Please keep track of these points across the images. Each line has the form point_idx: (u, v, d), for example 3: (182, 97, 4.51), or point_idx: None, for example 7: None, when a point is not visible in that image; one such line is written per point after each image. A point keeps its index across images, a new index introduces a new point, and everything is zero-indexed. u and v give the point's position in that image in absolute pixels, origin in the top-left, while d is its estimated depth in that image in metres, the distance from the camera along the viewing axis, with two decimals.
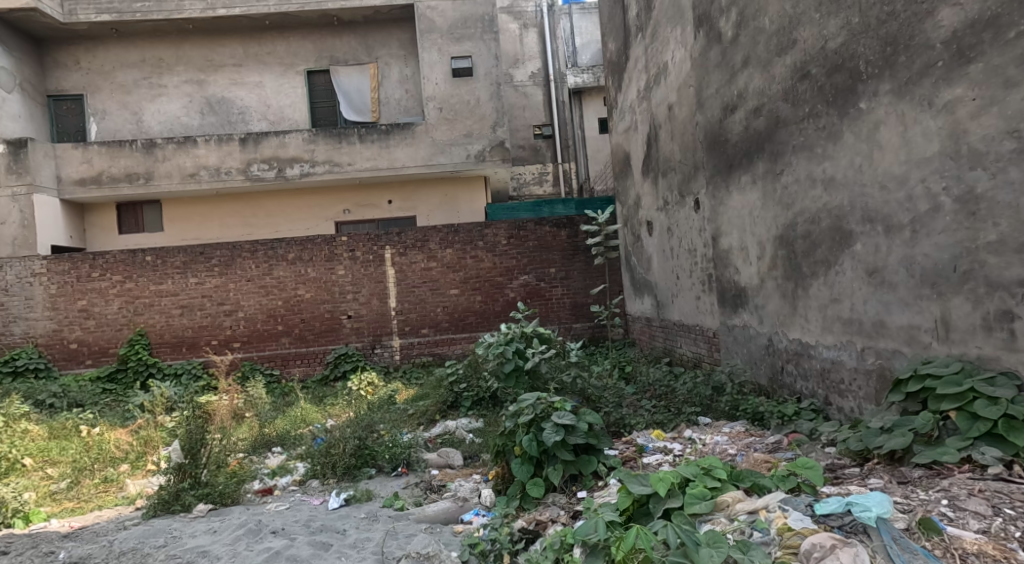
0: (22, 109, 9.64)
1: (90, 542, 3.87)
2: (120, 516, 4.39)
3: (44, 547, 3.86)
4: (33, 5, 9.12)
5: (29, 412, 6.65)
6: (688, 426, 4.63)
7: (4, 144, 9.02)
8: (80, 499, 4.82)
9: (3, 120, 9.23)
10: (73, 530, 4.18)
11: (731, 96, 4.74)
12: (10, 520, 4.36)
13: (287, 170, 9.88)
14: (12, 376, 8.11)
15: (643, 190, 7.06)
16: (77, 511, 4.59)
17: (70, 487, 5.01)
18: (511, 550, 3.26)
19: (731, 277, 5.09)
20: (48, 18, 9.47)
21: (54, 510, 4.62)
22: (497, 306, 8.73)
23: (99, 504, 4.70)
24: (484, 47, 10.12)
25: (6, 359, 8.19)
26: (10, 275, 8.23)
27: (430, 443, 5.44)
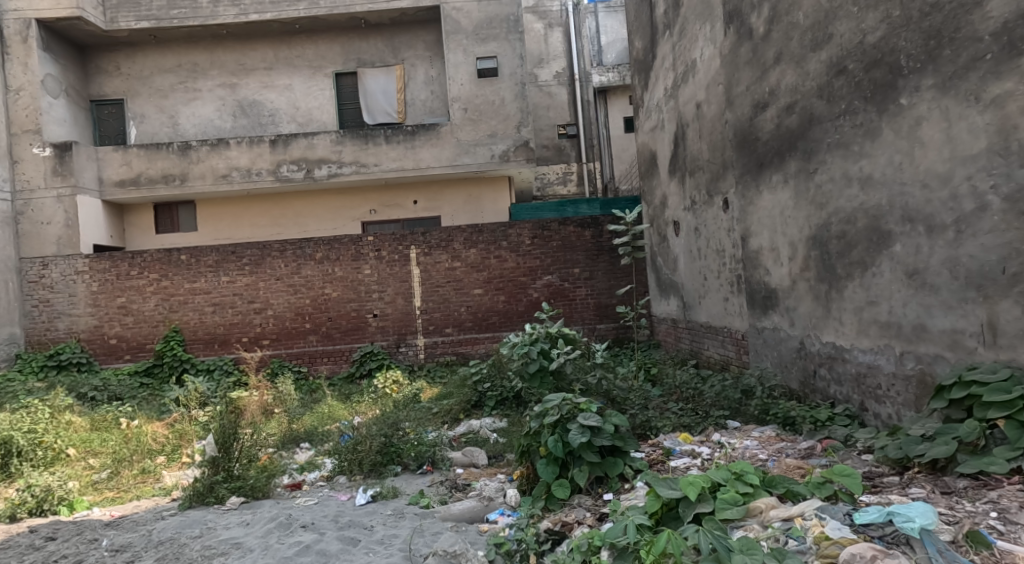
0: (67, 114, 9.96)
1: (130, 531, 3.96)
2: (157, 507, 4.48)
3: (88, 534, 3.96)
4: (78, 14, 9.39)
5: (73, 405, 6.86)
6: (716, 429, 4.56)
7: (50, 148, 9.28)
8: (119, 489, 4.93)
9: (50, 125, 9.50)
10: (114, 518, 4.28)
11: (763, 94, 4.64)
12: (55, 508, 4.49)
13: (315, 171, 10.00)
14: (57, 369, 8.46)
15: (670, 190, 6.97)
16: (117, 501, 4.70)
17: (111, 477, 5.14)
18: (537, 551, 3.23)
19: (762, 278, 4.98)
20: (92, 26, 9.73)
21: (96, 499, 4.74)
22: (521, 307, 8.71)
23: (137, 494, 4.81)
24: (509, 47, 10.12)
25: (51, 353, 8.53)
26: (56, 273, 8.65)
27: (455, 442, 5.44)
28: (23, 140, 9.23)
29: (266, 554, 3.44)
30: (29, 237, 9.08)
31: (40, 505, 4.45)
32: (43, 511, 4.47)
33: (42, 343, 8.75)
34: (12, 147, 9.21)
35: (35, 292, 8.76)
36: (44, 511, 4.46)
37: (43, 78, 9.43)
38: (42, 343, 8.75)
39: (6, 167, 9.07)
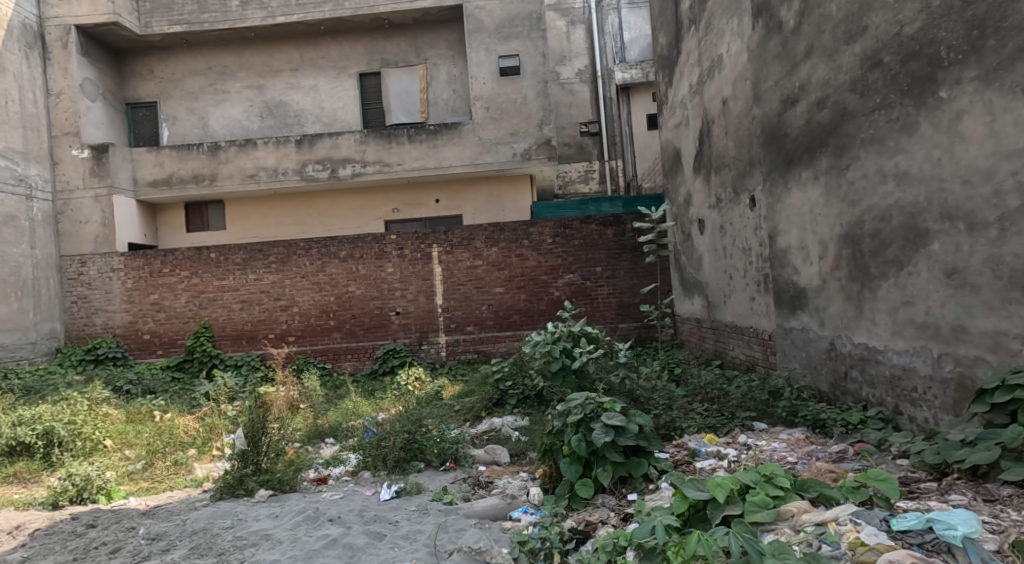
0: (104, 117, 10.22)
1: (165, 520, 4.03)
2: (190, 497, 4.56)
3: (125, 522, 4.05)
4: (115, 20, 9.60)
5: (110, 397, 7.04)
6: (742, 430, 4.50)
7: (88, 149, 9.53)
8: (153, 480, 5.02)
9: (89, 127, 9.77)
10: (150, 508, 4.36)
11: (792, 89, 4.55)
12: (94, 496, 4.59)
13: (340, 170, 10.09)
14: (94, 363, 8.71)
15: (695, 188, 6.88)
16: (151, 491, 4.79)
17: (145, 468, 5.25)
18: (562, 549, 3.23)
19: (790, 277, 4.88)
20: (127, 31, 9.95)
21: (132, 489, 4.83)
22: (542, 305, 8.68)
23: (171, 485, 4.90)
24: (532, 45, 10.08)
25: (89, 348, 8.79)
26: (94, 270, 8.95)
27: (477, 440, 5.44)
28: (63, 142, 9.52)
29: (294, 547, 3.48)
30: (69, 236, 9.39)
31: (80, 494, 4.57)
32: (83, 500, 4.58)
33: (80, 337, 9.03)
34: (53, 149, 9.50)
35: (74, 289, 9.09)
36: (84, 499, 4.57)
37: (81, 82, 9.69)
38: (80, 338, 9.03)
39: (47, 168, 9.37)
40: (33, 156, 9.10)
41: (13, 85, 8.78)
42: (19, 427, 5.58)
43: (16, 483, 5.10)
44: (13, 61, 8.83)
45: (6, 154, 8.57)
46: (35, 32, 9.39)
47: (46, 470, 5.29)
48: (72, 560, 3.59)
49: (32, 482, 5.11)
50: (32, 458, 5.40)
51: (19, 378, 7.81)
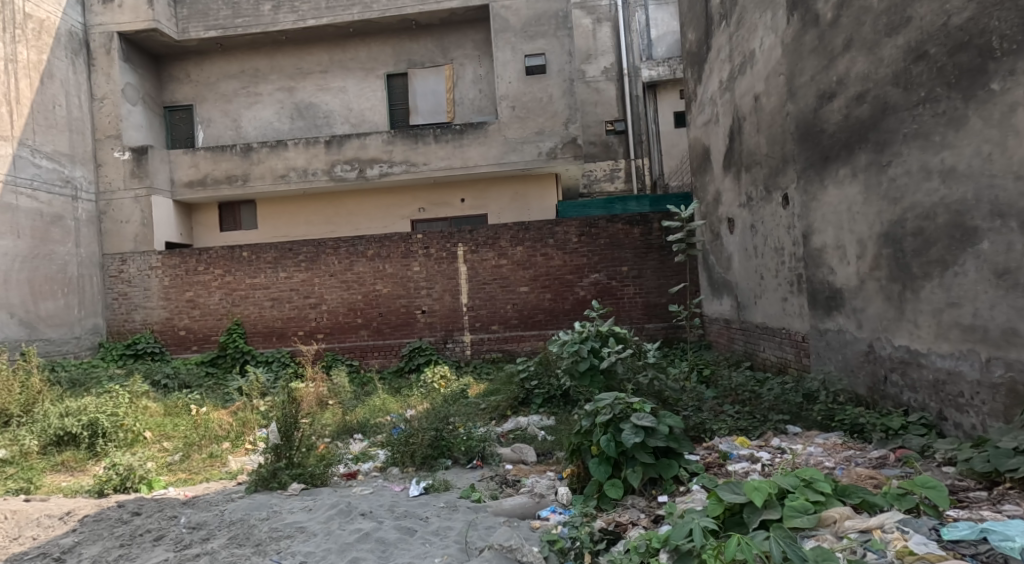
0: (144, 120, 10.50)
1: (205, 510, 4.13)
2: (226, 489, 4.66)
3: (167, 511, 4.15)
4: (154, 26, 9.83)
5: (149, 391, 7.24)
6: (775, 434, 4.43)
7: (129, 152, 9.82)
8: (190, 471, 5.14)
9: (129, 130, 10.03)
10: (189, 498, 4.46)
11: (829, 83, 4.46)
12: (136, 485, 4.72)
13: (367, 170, 10.19)
14: (134, 358, 9.00)
15: (724, 186, 6.78)
16: (189, 481, 4.90)
17: (183, 459, 5.38)
18: (592, 550, 3.23)
19: (825, 277, 4.77)
20: (165, 36, 10.19)
21: (171, 479, 4.96)
22: (568, 304, 8.64)
23: (207, 476, 5.00)
24: (558, 44, 10.05)
25: (128, 343, 9.08)
26: (134, 268, 9.21)
27: (503, 438, 5.45)
28: (106, 146, 9.83)
29: (329, 540, 3.53)
30: (111, 235, 9.71)
31: (123, 483, 4.70)
32: (126, 488, 4.71)
33: (120, 333, 9.33)
34: (97, 151, 9.83)
35: (115, 285, 9.39)
36: (127, 488, 4.71)
37: (123, 87, 9.98)
38: (121, 334, 9.33)
39: (91, 170, 9.71)
40: (78, 158, 9.45)
41: (59, 90, 9.16)
42: (66, 418, 5.79)
43: (63, 471, 5.28)
44: (60, 67, 9.20)
45: (53, 157, 8.95)
46: (81, 39, 9.74)
47: (91, 460, 5.46)
48: (118, 547, 3.69)
49: (78, 470, 5.29)
50: (78, 447, 5.59)
51: (64, 370, 8.10)
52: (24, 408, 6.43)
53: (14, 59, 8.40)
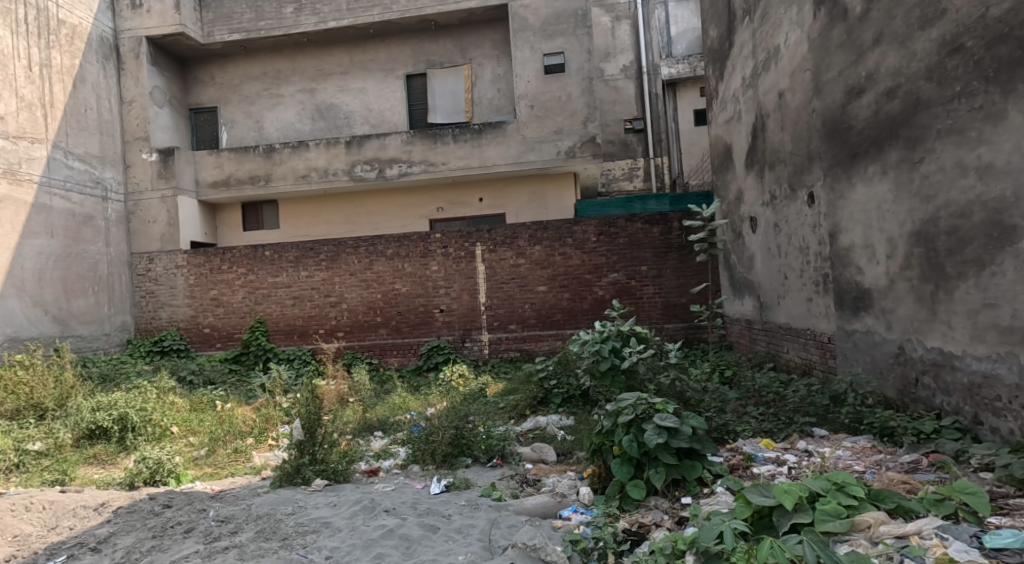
0: (170, 122, 10.67)
1: (232, 504, 4.18)
2: (252, 484, 4.71)
3: (196, 504, 4.21)
4: (181, 30, 9.98)
5: (175, 387, 7.37)
6: (800, 436, 4.37)
7: (156, 153, 9.99)
8: (216, 466, 5.22)
9: (157, 132, 10.21)
10: (217, 492, 4.52)
11: (858, 79, 4.38)
12: (165, 479, 4.80)
13: (387, 171, 10.24)
14: (160, 354, 9.19)
15: (747, 185, 6.69)
16: (215, 476, 4.97)
17: (208, 455, 5.46)
18: (616, 550, 3.22)
19: (853, 277, 4.68)
20: (191, 40, 10.34)
21: (197, 473, 5.03)
22: (586, 304, 8.60)
23: (232, 471, 5.07)
24: (578, 42, 10.01)
25: (156, 340, 9.28)
26: (160, 267, 9.39)
27: (522, 438, 5.45)
28: (134, 147, 10.03)
29: (353, 535, 3.57)
30: (139, 234, 9.93)
31: (152, 476, 4.78)
32: (155, 482, 4.79)
33: (148, 330, 9.53)
34: (126, 153, 10.04)
35: (142, 284, 9.58)
36: (156, 481, 4.79)
37: (151, 90, 10.17)
38: (148, 331, 9.54)
39: (120, 171, 9.92)
40: (108, 160, 9.68)
41: (90, 94, 9.44)
42: (97, 412, 5.93)
43: (95, 464, 5.40)
44: (91, 72, 9.48)
45: (85, 159, 9.24)
46: (110, 44, 9.97)
47: (122, 453, 5.58)
48: (150, 538, 3.77)
49: (109, 464, 5.41)
50: (109, 441, 5.72)
51: (95, 366, 8.30)
52: (58, 403, 6.59)
53: (48, 64, 8.73)
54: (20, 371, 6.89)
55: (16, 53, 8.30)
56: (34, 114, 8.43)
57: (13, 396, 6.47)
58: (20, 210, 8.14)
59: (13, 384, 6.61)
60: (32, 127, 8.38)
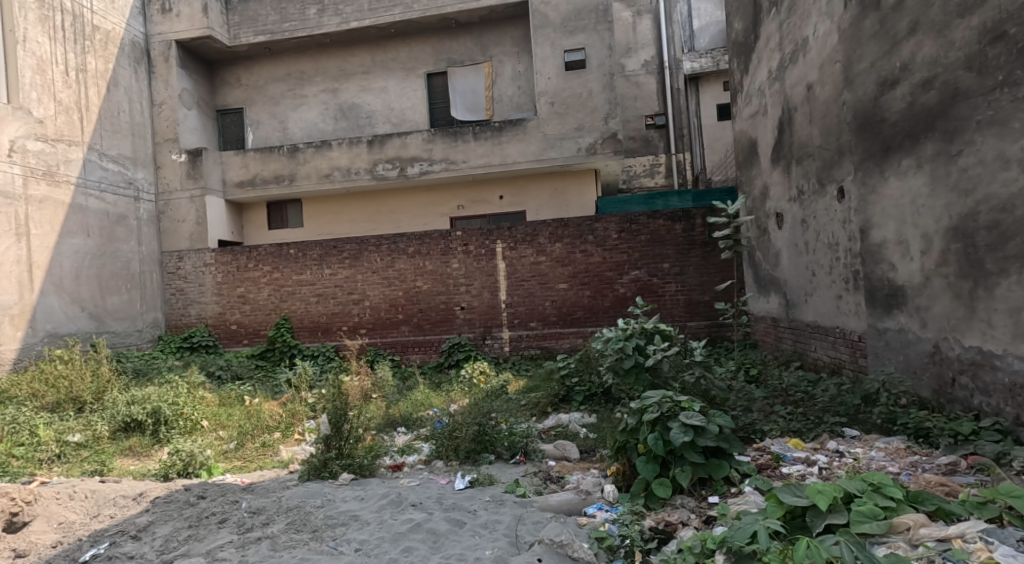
0: (199, 124, 10.86)
1: (264, 496, 4.23)
2: (281, 477, 4.78)
3: (230, 495, 4.28)
4: (208, 33, 10.14)
5: (205, 382, 7.51)
6: (830, 436, 4.29)
7: (185, 154, 10.18)
8: (245, 459, 5.31)
9: (185, 133, 10.39)
10: (248, 484, 4.59)
11: (892, 70, 4.28)
12: (197, 471, 4.89)
13: (408, 169, 10.29)
14: (190, 350, 9.39)
15: (773, 180, 6.58)
16: (245, 469, 5.06)
17: (238, 448, 5.55)
18: (643, 548, 3.20)
19: (885, 274, 4.57)
20: (218, 42, 10.50)
21: (228, 466, 5.13)
22: (607, 302, 8.54)
23: (261, 464, 5.15)
24: (598, 38, 9.95)
25: (186, 336, 9.49)
26: (189, 265, 9.58)
27: (545, 435, 5.44)
28: (164, 148, 10.22)
29: (382, 528, 3.61)
30: (169, 233, 10.13)
31: (185, 468, 4.89)
32: (188, 474, 4.89)
33: (178, 326, 9.74)
34: (156, 154, 10.25)
35: (172, 282, 9.82)
36: (189, 473, 4.89)
37: (180, 93, 10.35)
38: (178, 327, 9.74)
39: (152, 172, 10.14)
40: (140, 161, 9.91)
41: (123, 97, 9.67)
42: (133, 406, 6.09)
43: (131, 456, 5.52)
44: (124, 75, 9.71)
45: (118, 161, 9.48)
46: (142, 49, 10.18)
47: (156, 446, 5.70)
48: (187, 528, 3.86)
49: (144, 455, 5.54)
50: (143, 434, 5.86)
51: (129, 361, 8.52)
52: (96, 396, 6.73)
53: (84, 68, 8.96)
54: (59, 366, 7.13)
55: (54, 59, 8.51)
56: (71, 117, 8.66)
57: (53, 390, 6.69)
58: (58, 210, 8.39)
59: (55, 378, 6.88)
60: (69, 130, 8.62)
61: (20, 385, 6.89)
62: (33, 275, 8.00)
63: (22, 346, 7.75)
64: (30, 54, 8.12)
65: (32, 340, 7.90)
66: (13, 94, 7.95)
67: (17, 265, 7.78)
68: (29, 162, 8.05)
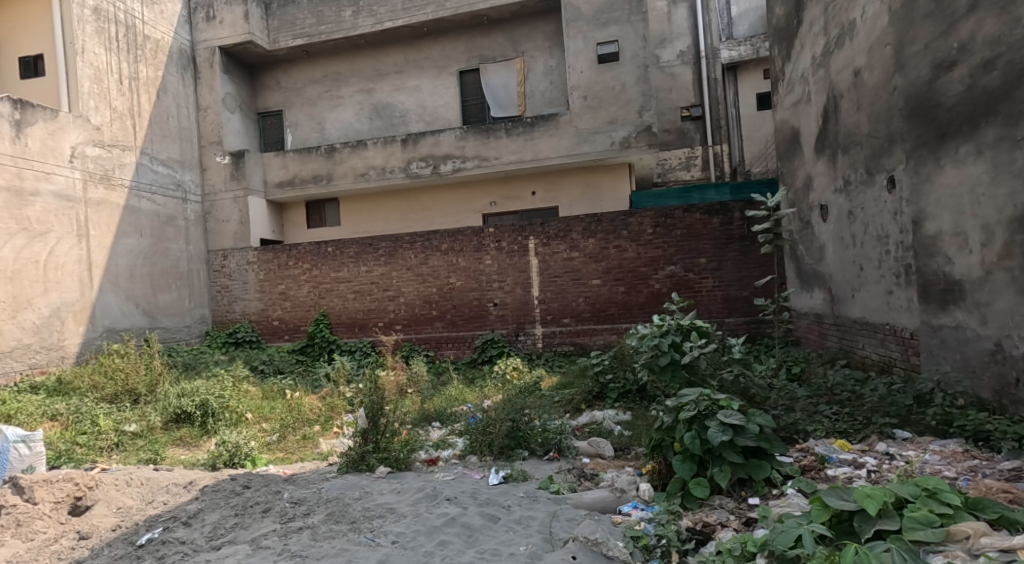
0: (241, 127, 11.07)
1: (305, 487, 4.25)
2: (320, 469, 4.80)
3: (273, 486, 4.31)
4: (250, 38, 10.29)
5: (249, 376, 7.64)
6: (880, 438, 4.10)
7: (229, 156, 10.37)
8: (287, 451, 5.37)
9: (229, 136, 10.59)
10: (289, 475, 4.63)
11: (948, 51, 4.08)
12: (242, 461, 4.98)
13: (441, 167, 10.27)
14: (235, 345, 9.60)
15: (817, 170, 6.31)
16: (286, 460, 5.12)
17: (280, 440, 5.62)
18: (680, 549, 3.09)
19: (941, 268, 4.33)
20: (258, 47, 10.65)
21: (271, 457, 5.20)
22: (641, 298, 8.36)
23: (301, 456, 5.20)
24: (632, 29, 9.72)
25: (230, 332, 9.70)
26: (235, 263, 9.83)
27: (578, 432, 5.34)
28: (209, 151, 10.45)
29: (417, 522, 3.58)
30: (214, 232, 10.37)
31: (232, 459, 4.97)
32: (234, 464, 4.97)
33: (224, 322, 9.97)
34: (202, 157, 10.49)
35: (218, 279, 10.08)
36: (235, 463, 4.97)
37: (224, 97, 10.56)
38: (224, 323, 9.99)
39: (198, 174, 10.38)
40: (187, 164, 10.17)
41: (172, 103, 9.92)
42: (182, 398, 6.24)
43: (181, 446, 5.66)
44: (172, 82, 9.97)
45: (168, 163, 9.74)
46: (188, 56, 10.43)
47: (204, 436, 5.83)
48: (233, 516, 3.91)
49: (194, 446, 5.66)
50: (193, 425, 6.01)
51: (179, 355, 8.77)
52: (149, 388, 6.92)
53: (137, 76, 9.23)
54: (117, 360, 7.36)
55: (110, 68, 8.81)
56: (125, 123, 8.94)
57: (112, 382, 6.93)
58: (114, 213, 8.68)
59: (113, 371, 7.12)
60: (124, 135, 8.90)
61: (81, 377, 7.15)
62: (93, 274, 8.31)
63: (82, 340, 8.08)
64: (88, 64, 8.44)
65: (92, 335, 8.21)
66: (73, 103, 8.27)
67: (78, 265, 8.11)
68: (88, 167, 8.35)
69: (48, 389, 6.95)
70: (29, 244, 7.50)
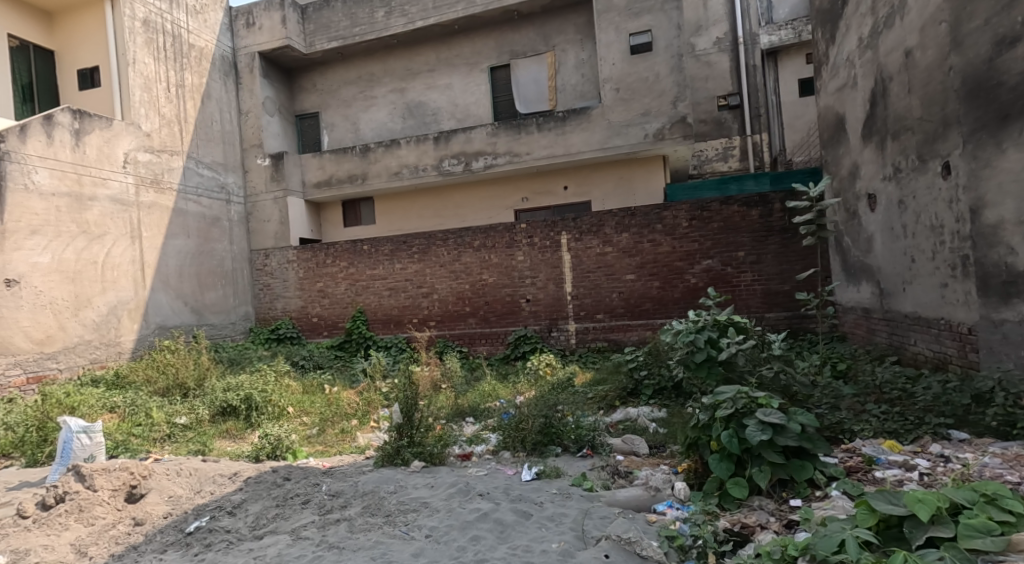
0: (280, 130, 11.23)
1: (342, 480, 4.24)
2: (357, 462, 4.79)
3: (312, 478, 4.33)
4: (287, 42, 10.38)
5: (289, 371, 7.73)
6: (934, 439, 3.89)
7: (269, 158, 10.52)
8: (326, 444, 5.39)
9: (269, 138, 10.73)
10: (327, 468, 4.63)
11: (1011, 27, 3.84)
12: (284, 454, 5.01)
13: (473, 163, 10.21)
14: (277, 342, 9.75)
15: (863, 158, 6.02)
16: (325, 453, 5.14)
17: (319, 433, 5.66)
18: (717, 550, 2.96)
19: (1003, 258, 4.06)
20: (295, 51, 10.75)
21: (311, 450, 5.22)
22: (677, 292, 8.15)
23: (340, 449, 5.21)
24: (666, 18, 9.48)
25: (273, 328, 9.87)
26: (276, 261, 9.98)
27: (612, 429, 5.21)
28: (251, 154, 10.63)
29: (451, 516, 3.52)
30: (256, 232, 10.55)
31: (274, 451, 5.00)
32: (276, 456, 5.01)
33: (266, 319, 10.15)
34: (244, 160, 10.67)
35: (260, 278, 10.25)
36: (277, 456, 5.00)
37: (264, 101, 10.72)
38: (267, 320, 10.15)
39: (240, 176, 10.57)
40: (230, 165, 10.36)
41: (215, 108, 10.12)
42: (227, 393, 6.35)
43: (227, 438, 5.74)
44: (215, 88, 10.16)
45: (212, 166, 9.94)
46: (230, 61, 10.62)
47: (248, 429, 5.90)
48: (274, 507, 3.93)
49: (239, 438, 5.74)
50: (238, 418, 6.09)
51: (225, 351, 8.96)
52: (198, 382, 7.03)
53: (183, 83, 9.43)
54: (166, 355, 7.54)
55: (159, 76, 9.03)
56: (172, 129, 9.16)
57: (163, 376, 7.10)
58: (164, 214, 8.90)
59: (163, 365, 7.29)
60: (172, 140, 9.12)
61: (136, 371, 7.36)
62: (145, 274, 8.52)
63: (137, 336, 8.34)
64: (139, 74, 8.66)
65: (145, 332, 8.46)
66: (126, 111, 8.51)
67: (132, 266, 8.32)
68: (140, 172, 8.57)
69: (108, 382, 7.24)
70: (89, 246, 7.75)
